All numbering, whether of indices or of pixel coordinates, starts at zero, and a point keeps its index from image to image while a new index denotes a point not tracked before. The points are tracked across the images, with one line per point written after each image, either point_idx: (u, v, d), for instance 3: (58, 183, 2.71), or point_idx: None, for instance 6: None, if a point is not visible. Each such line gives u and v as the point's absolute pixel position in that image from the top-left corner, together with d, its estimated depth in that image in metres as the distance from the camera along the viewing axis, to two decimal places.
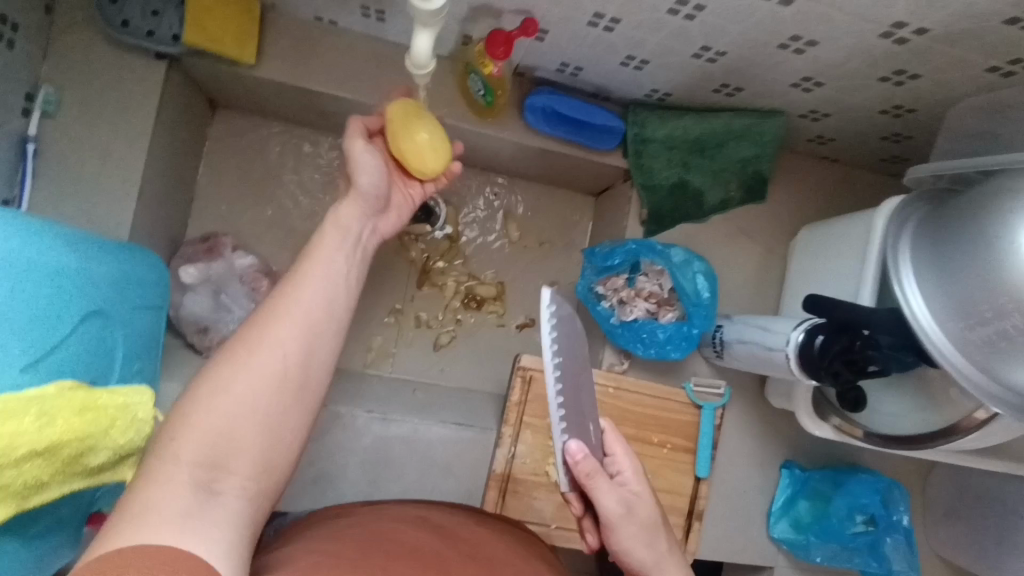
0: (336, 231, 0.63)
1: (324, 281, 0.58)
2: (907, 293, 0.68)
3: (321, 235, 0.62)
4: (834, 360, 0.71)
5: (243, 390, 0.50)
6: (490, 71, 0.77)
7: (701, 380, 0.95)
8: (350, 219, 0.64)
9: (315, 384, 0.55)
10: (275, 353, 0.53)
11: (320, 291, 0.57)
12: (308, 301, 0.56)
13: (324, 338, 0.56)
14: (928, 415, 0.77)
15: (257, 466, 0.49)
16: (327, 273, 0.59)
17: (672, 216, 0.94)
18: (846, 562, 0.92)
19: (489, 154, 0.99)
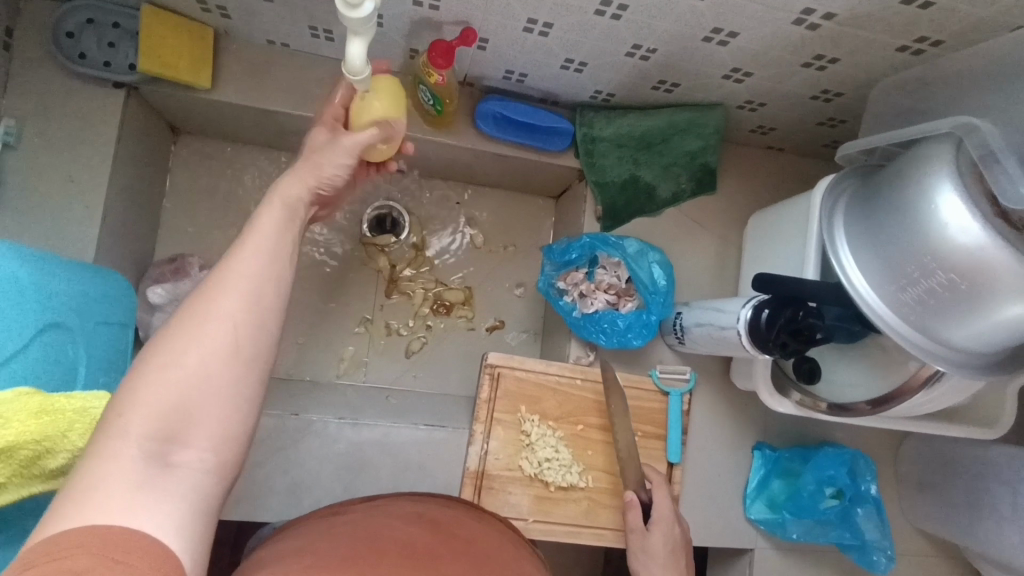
0: (282, 201, 0.59)
1: (269, 254, 0.55)
2: (845, 262, 0.72)
3: (266, 204, 0.59)
4: (780, 332, 0.73)
5: (191, 360, 0.48)
6: (434, 81, 0.80)
7: (666, 367, 0.97)
8: (297, 190, 0.61)
9: (268, 352, 0.53)
10: (223, 322, 0.51)
11: (265, 264, 0.54)
12: (254, 270, 0.53)
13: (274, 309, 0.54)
14: (875, 379, 0.81)
15: (216, 438, 0.48)
16: (274, 245, 0.56)
17: (627, 210, 0.97)
18: (822, 536, 0.94)
19: (447, 163, 1.02)
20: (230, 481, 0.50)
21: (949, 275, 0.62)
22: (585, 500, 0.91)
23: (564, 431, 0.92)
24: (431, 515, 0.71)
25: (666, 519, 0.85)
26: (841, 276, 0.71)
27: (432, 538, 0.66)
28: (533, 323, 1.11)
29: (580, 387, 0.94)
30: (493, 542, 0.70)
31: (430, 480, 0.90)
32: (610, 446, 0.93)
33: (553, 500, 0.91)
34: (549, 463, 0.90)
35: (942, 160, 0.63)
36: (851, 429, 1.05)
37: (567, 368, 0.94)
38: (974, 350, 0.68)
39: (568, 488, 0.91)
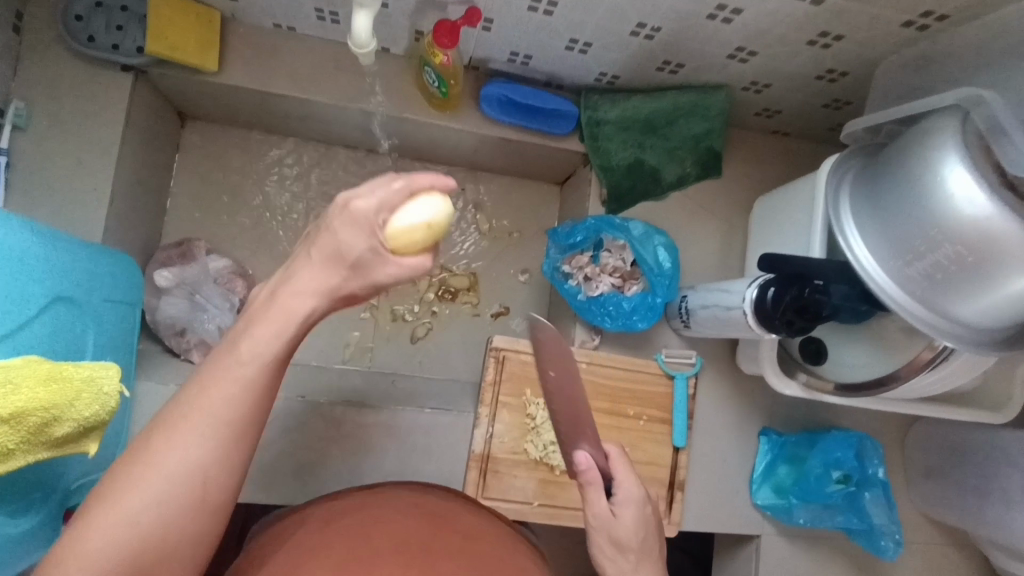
0: (281, 314, 0.47)
1: (242, 389, 0.46)
2: (851, 243, 0.71)
3: (256, 315, 0.48)
4: (786, 310, 0.73)
5: (146, 506, 0.43)
6: (440, 61, 0.81)
7: (672, 351, 0.97)
8: (302, 284, 0.48)
9: (235, 476, 0.47)
10: (185, 458, 0.44)
11: (243, 401, 0.46)
12: (228, 400, 0.45)
13: (246, 437, 0.46)
14: (885, 360, 0.80)
15: (174, 567, 0.45)
16: (258, 379, 0.47)
17: (632, 194, 0.97)
18: (829, 521, 0.93)
19: (452, 149, 1.02)
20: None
21: (956, 247, 0.61)
22: None
23: None
24: (429, 507, 0.68)
25: (632, 496, 0.67)
26: (850, 256, 0.70)
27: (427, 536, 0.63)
28: (538, 310, 1.11)
29: (584, 370, 0.94)
30: (497, 542, 0.66)
31: (435, 463, 0.90)
32: (615, 430, 0.93)
33: (559, 485, 0.90)
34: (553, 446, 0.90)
35: (948, 133, 0.63)
36: (858, 415, 1.04)
37: (572, 352, 0.94)
38: (981, 326, 0.67)
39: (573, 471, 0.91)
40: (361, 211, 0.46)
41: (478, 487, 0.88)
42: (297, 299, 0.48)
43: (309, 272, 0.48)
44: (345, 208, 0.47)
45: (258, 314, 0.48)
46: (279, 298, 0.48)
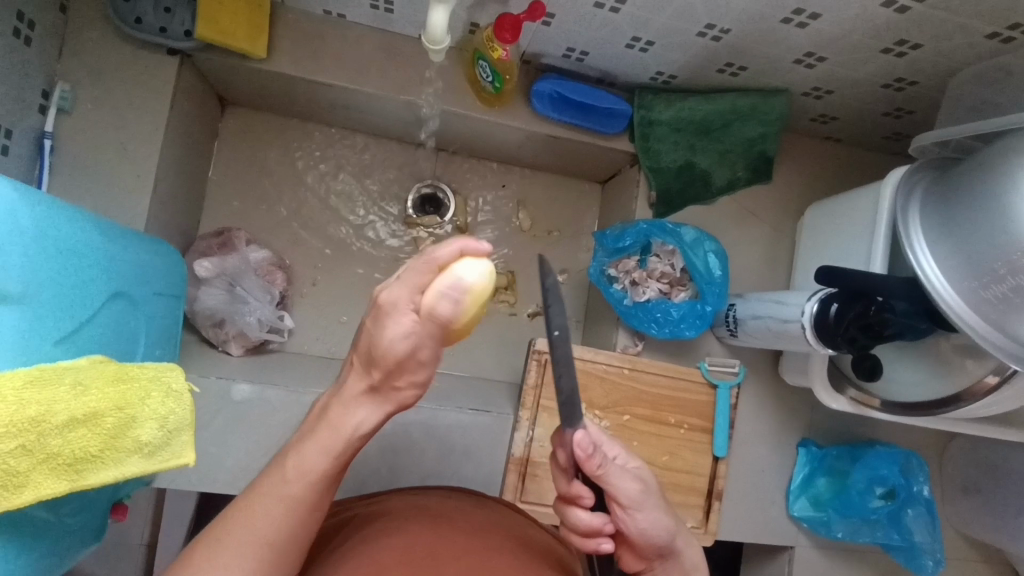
0: (336, 435, 0.51)
1: (283, 509, 0.49)
2: (925, 264, 0.68)
3: (310, 434, 0.51)
4: (849, 326, 0.71)
5: None
6: (498, 55, 0.79)
7: (715, 359, 0.95)
8: (354, 414, 0.51)
9: None
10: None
11: (281, 522, 0.48)
12: (262, 526, 0.48)
13: (283, 551, 0.49)
14: (939, 381, 0.78)
15: None
16: (307, 494, 0.50)
17: (680, 197, 0.95)
18: (869, 536, 0.92)
19: (496, 144, 1.00)
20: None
21: None
22: None
23: (609, 422, 0.91)
24: (441, 508, 0.67)
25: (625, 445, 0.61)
26: (921, 277, 0.68)
27: (442, 537, 0.61)
28: (576, 311, 1.10)
29: (626, 376, 0.92)
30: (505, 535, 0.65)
31: (473, 465, 0.89)
32: (654, 437, 0.92)
33: None
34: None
35: None
36: (898, 430, 1.02)
37: (614, 357, 0.92)
38: None
39: None
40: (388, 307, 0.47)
41: (516, 491, 0.87)
42: (356, 416, 0.51)
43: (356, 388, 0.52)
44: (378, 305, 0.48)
45: (323, 434, 0.51)
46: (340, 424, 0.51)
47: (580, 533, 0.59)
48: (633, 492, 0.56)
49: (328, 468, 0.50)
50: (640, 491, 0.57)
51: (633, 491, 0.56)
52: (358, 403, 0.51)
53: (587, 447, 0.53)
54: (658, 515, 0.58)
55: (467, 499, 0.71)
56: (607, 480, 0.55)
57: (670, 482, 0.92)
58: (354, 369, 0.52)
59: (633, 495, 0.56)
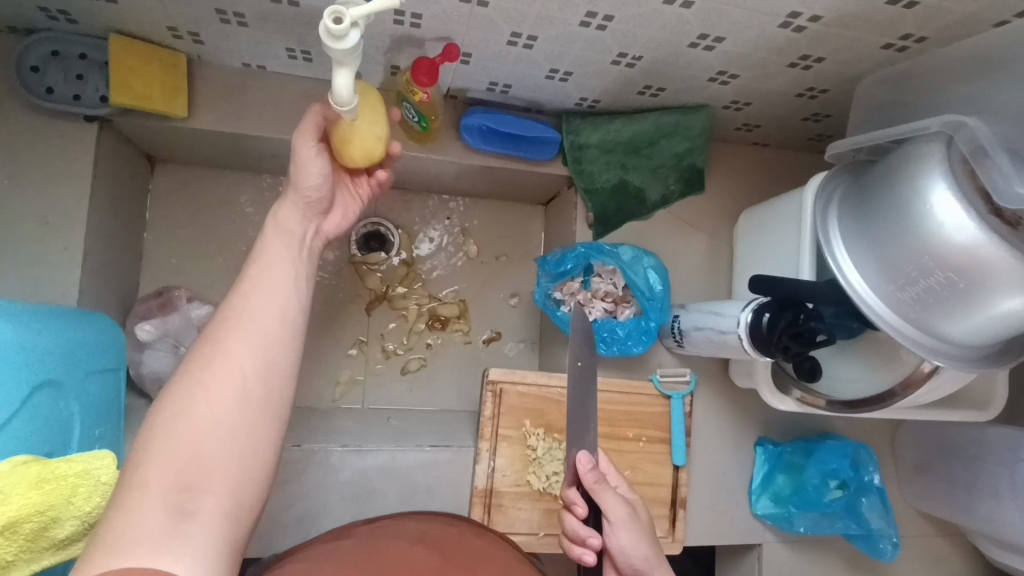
0: (282, 234, 0.62)
1: (264, 288, 0.57)
2: (851, 278, 0.70)
3: (263, 243, 0.61)
4: (782, 335, 0.73)
5: (202, 408, 0.48)
6: (419, 98, 0.79)
7: (667, 370, 0.97)
8: (291, 222, 0.64)
9: (281, 395, 0.53)
10: (231, 364, 0.52)
11: (266, 298, 0.56)
12: (256, 312, 0.55)
13: (280, 349, 0.55)
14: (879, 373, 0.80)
15: (233, 480, 0.47)
16: (274, 278, 0.58)
17: (618, 216, 0.97)
18: (829, 528, 0.94)
19: (433, 177, 1.01)
20: (266, 491, 0.50)
21: (948, 274, 0.62)
22: None
23: None
24: (440, 537, 0.67)
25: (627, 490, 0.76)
26: (850, 294, 0.69)
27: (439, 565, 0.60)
28: (530, 332, 1.10)
29: None
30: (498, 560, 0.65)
31: (438, 501, 0.89)
32: (615, 453, 0.93)
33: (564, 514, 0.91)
34: (535, 462, 0.90)
35: (933, 162, 0.63)
36: (850, 420, 1.05)
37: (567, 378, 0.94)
38: (976, 344, 0.68)
39: None
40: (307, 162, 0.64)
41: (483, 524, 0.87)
42: (290, 220, 0.64)
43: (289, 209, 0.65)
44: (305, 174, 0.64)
45: (266, 241, 0.62)
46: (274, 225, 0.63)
47: (572, 540, 0.73)
48: (620, 515, 0.70)
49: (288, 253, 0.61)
50: (625, 515, 0.70)
51: (620, 515, 0.70)
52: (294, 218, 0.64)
53: (584, 463, 0.70)
54: (638, 538, 0.70)
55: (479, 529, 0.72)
56: (599, 501, 0.70)
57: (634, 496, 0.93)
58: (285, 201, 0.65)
59: (620, 515, 0.70)
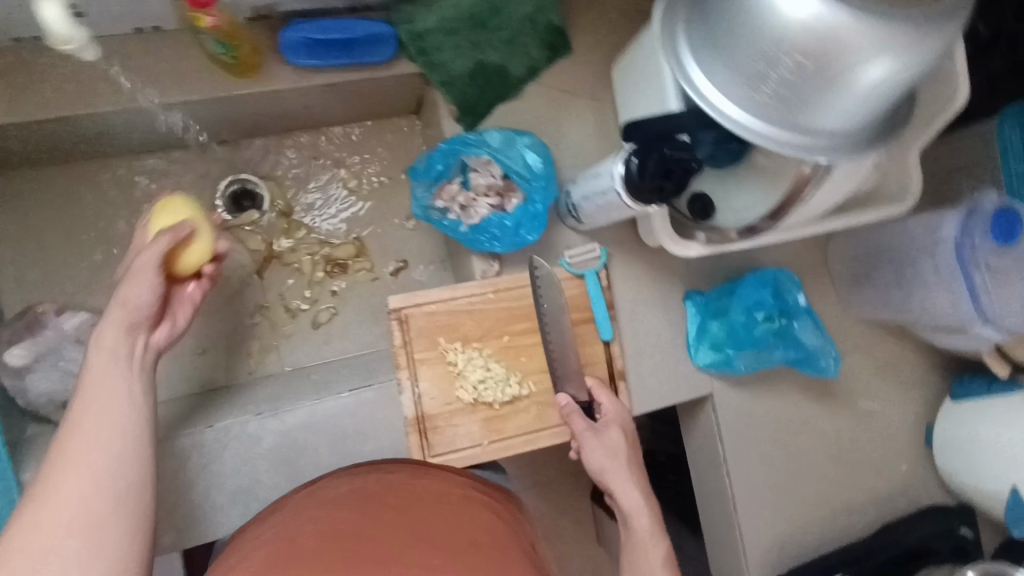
0: (106, 352, 0.61)
1: (100, 408, 0.56)
2: (719, 109, 0.63)
3: (90, 361, 0.60)
4: (655, 177, 0.67)
5: (41, 544, 0.47)
6: (207, 24, 0.71)
7: (575, 251, 0.93)
8: (114, 340, 0.62)
9: (138, 510, 0.53)
10: (73, 488, 0.51)
11: (104, 415, 0.56)
12: (93, 432, 0.54)
13: (128, 463, 0.54)
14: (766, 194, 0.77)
15: None
16: (108, 399, 0.57)
17: (484, 102, 0.89)
18: (770, 361, 0.93)
19: (281, 114, 0.92)
20: None
21: (796, 57, 0.57)
22: (533, 406, 0.90)
23: (491, 348, 0.89)
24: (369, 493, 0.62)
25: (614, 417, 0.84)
26: (725, 124, 0.62)
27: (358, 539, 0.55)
28: (437, 252, 1.05)
29: (492, 300, 0.89)
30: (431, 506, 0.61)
31: (375, 441, 0.87)
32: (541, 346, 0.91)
33: (503, 417, 0.89)
34: (459, 376, 0.87)
35: None
36: (777, 249, 1.02)
37: (474, 286, 0.89)
38: (849, 133, 0.63)
39: (513, 400, 0.89)
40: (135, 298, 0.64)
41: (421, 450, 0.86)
42: (108, 336, 0.62)
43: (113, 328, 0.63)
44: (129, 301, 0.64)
45: (90, 361, 0.61)
46: (98, 342, 0.61)
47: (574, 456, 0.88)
48: (583, 432, 0.83)
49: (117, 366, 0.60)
50: (588, 431, 0.83)
51: (583, 431, 0.83)
52: (123, 321, 0.63)
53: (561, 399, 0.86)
54: (603, 453, 0.82)
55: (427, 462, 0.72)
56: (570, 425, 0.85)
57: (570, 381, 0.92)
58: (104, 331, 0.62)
59: (586, 434, 0.83)
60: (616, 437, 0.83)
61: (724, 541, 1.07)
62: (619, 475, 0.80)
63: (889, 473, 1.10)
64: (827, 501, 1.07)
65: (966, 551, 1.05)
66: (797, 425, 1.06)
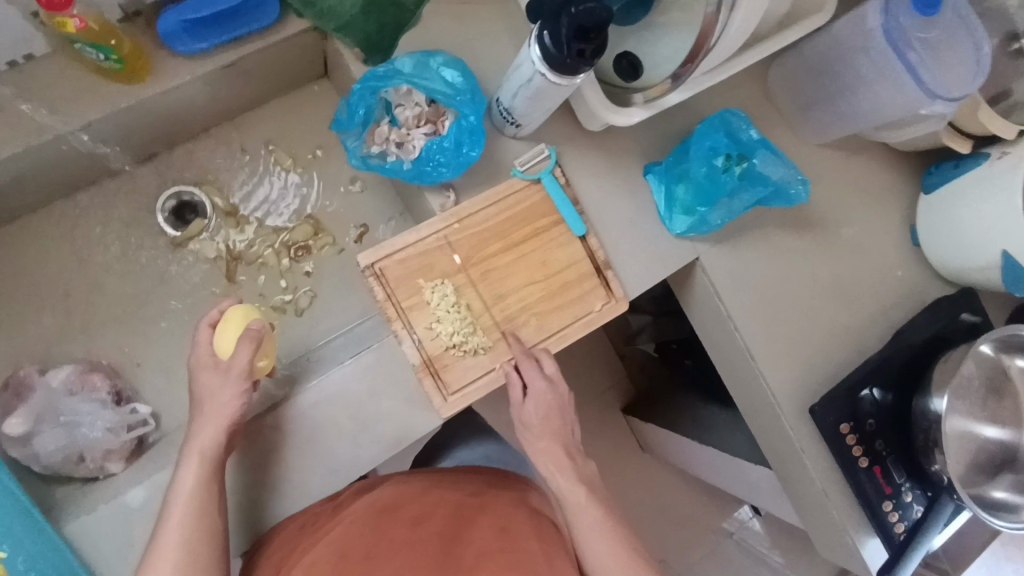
0: (197, 457, 0.74)
1: (188, 506, 0.71)
2: None
3: (183, 464, 0.74)
4: (571, 43, 0.65)
5: None
6: (74, 27, 0.70)
7: (525, 158, 0.91)
8: (204, 444, 0.75)
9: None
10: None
11: (187, 513, 0.71)
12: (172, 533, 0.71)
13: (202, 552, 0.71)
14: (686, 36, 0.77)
15: None
16: (191, 499, 0.72)
17: (385, 34, 0.85)
18: (742, 206, 0.93)
19: (192, 112, 0.89)
20: None
21: None
22: (531, 319, 0.90)
23: (473, 275, 0.88)
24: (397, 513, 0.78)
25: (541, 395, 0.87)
26: None
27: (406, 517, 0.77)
28: (393, 206, 1.02)
29: (459, 231, 0.88)
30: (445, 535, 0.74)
31: (389, 399, 0.87)
32: (521, 258, 0.90)
33: (507, 337, 0.89)
34: (449, 312, 0.86)
35: None
36: (722, 99, 1.01)
37: (437, 220, 0.87)
38: None
39: (510, 319, 0.89)
40: (221, 401, 0.76)
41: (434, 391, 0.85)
42: (205, 436, 0.75)
43: (206, 426, 0.76)
44: (217, 402, 0.76)
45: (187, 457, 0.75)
46: (194, 447, 0.74)
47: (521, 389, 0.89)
48: (517, 395, 0.87)
49: (207, 470, 0.74)
50: (523, 399, 0.87)
51: (517, 395, 0.87)
52: (218, 417, 0.76)
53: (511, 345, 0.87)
54: (534, 415, 0.88)
55: (436, 485, 0.87)
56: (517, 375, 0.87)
57: (560, 283, 0.92)
58: (203, 423, 0.76)
59: (521, 395, 0.87)
60: (533, 412, 0.88)
61: (752, 393, 1.09)
62: (535, 435, 0.89)
63: (888, 281, 1.12)
64: (838, 325, 1.09)
65: (978, 328, 1.08)
66: (787, 262, 1.07)
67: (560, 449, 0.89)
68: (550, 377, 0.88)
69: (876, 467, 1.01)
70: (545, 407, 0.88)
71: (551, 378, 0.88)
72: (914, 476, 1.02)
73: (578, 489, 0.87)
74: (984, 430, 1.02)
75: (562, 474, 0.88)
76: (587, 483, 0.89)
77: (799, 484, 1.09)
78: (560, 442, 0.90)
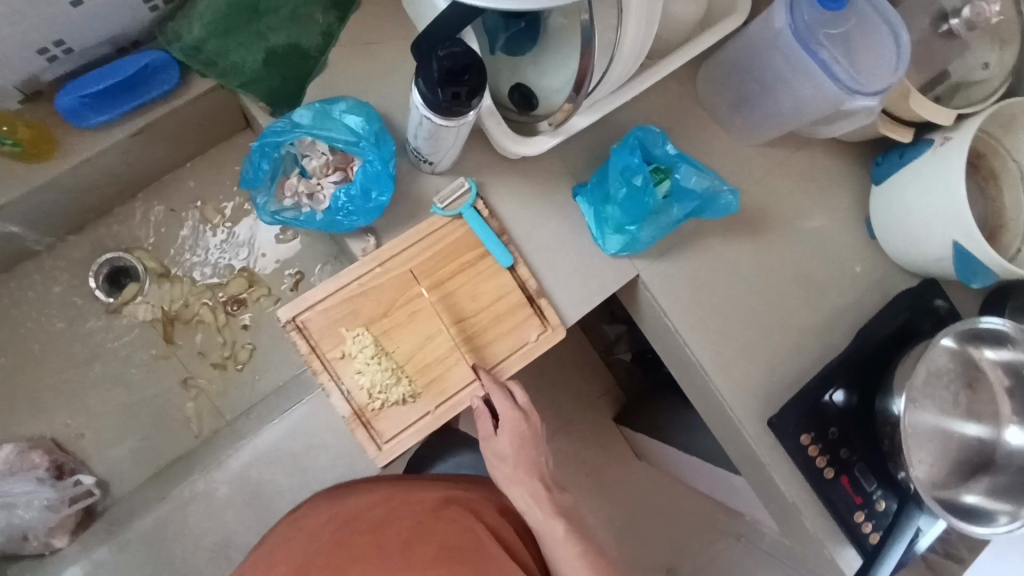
0: None
1: None
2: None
3: None
4: (443, 88, 0.64)
5: None
6: None
7: (443, 194, 0.89)
8: None
9: None
10: None
11: None
12: None
13: None
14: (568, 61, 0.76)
15: None
16: None
17: (288, 85, 0.85)
18: (670, 223, 0.91)
19: (111, 180, 0.90)
20: None
21: None
22: (464, 356, 0.88)
23: (399, 318, 0.87)
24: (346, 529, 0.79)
25: (513, 424, 0.86)
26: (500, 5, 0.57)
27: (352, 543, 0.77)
28: (327, 249, 1.00)
29: (382, 274, 0.87)
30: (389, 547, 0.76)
31: (322, 451, 0.88)
32: (448, 295, 0.89)
33: (440, 378, 0.87)
34: (369, 363, 0.85)
35: None
36: (649, 108, 0.98)
37: (357, 267, 0.86)
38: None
39: (442, 357, 0.87)
40: None
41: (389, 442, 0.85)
42: None
43: None
44: None
45: None
46: None
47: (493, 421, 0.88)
48: (487, 429, 0.87)
49: None
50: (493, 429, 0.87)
51: (487, 429, 0.87)
52: None
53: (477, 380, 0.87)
54: (511, 445, 0.87)
55: (396, 484, 0.85)
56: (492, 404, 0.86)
57: (492, 315, 0.90)
58: None
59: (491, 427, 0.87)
60: (506, 443, 0.87)
61: (715, 408, 1.05)
62: (511, 467, 0.88)
63: (847, 277, 1.07)
64: (798, 328, 1.05)
65: (944, 319, 1.02)
66: (737, 270, 1.04)
67: (537, 481, 0.89)
68: (521, 406, 0.87)
69: (842, 477, 0.97)
70: (519, 438, 0.87)
71: (522, 407, 0.87)
72: (885, 481, 0.98)
73: (555, 522, 0.87)
74: (960, 426, 0.97)
75: (541, 510, 0.87)
76: (565, 515, 0.89)
77: (774, 497, 1.05)
78: (536, 475, 0.89)
